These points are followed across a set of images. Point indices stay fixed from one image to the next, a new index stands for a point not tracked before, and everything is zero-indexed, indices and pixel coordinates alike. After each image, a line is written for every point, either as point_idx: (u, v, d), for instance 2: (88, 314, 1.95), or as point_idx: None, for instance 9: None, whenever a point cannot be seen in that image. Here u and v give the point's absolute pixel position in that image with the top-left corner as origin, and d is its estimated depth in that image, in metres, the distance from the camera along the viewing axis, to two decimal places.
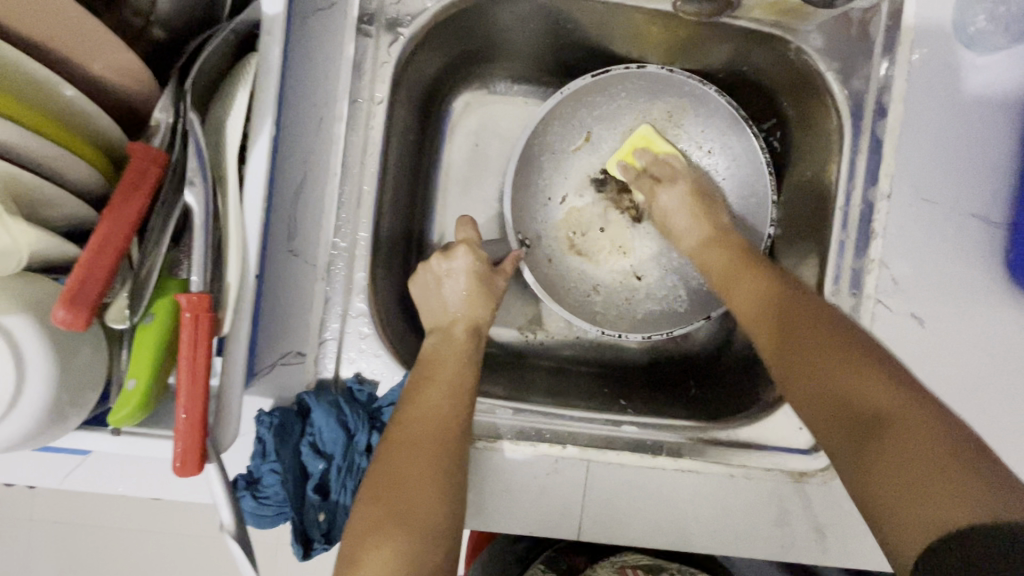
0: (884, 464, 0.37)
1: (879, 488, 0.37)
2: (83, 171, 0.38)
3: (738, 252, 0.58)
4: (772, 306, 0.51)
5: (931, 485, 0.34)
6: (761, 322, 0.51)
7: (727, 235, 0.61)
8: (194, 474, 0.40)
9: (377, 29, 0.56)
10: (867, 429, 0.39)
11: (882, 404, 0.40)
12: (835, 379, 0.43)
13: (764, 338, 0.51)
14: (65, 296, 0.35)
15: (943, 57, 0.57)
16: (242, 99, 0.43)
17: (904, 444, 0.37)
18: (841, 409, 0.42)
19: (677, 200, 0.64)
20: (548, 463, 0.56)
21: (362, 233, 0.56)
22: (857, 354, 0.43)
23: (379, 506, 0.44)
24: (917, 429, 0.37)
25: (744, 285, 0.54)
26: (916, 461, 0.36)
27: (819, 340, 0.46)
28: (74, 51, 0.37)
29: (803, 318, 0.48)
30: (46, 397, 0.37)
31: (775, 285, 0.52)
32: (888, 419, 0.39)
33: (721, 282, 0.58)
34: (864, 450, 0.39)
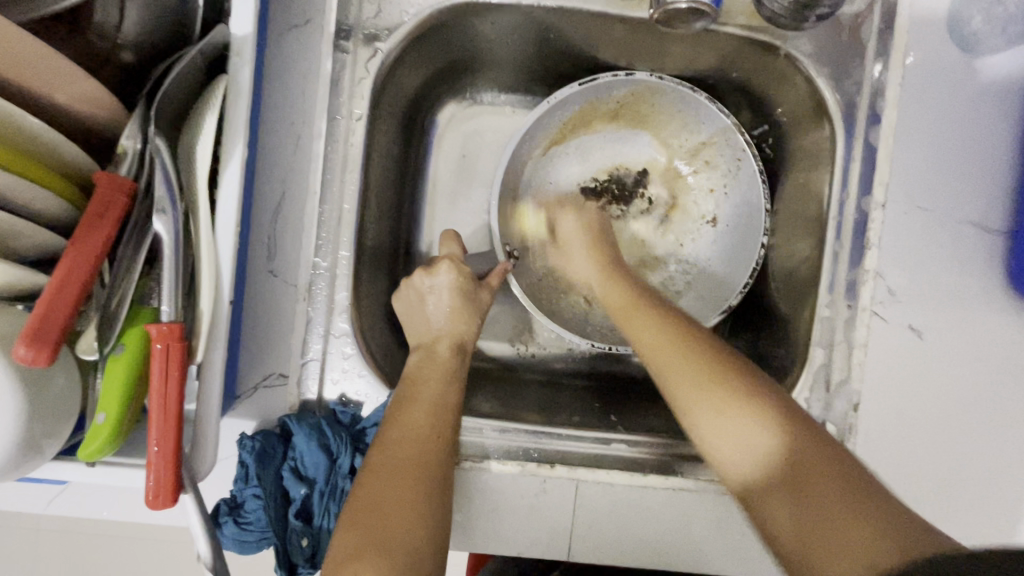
0: (821, 516, 0.39)
1: (814, 539, 0.39)
2: (49, 201, 0.38)
3: (639, 289, 0.58)
4: (682, 350, 0.49)
5: (856, 518, 0.38)
6: (656, 359, 0.50)
7: (621, 271, 0.61)
8: (167, 506, 0.39)
9: (354, 44, 0.54)
10: (807, 485, 0.41)
11: (816, 467, 0.41)
12: (751, 427, 0.44)
13: (671, 371, 0.49)
14: (27, 332, 0.34)
15: (937, 60, 0.55)
16: (211, 123, 0.42)
17: (829, 494, 0.40)
18: (789, 465, 0.42)
19: (574, 227, 0.65)
20: (537, 483, 0.55)
21: (342, 252, 0.54)
22: (768, 393, 0.46)
23: (360, 530, 0.43)
24: (836, 470, 0.41)
25: (645, 324, 0.52)
26: (841, 496, 0.39)
27: (727, 396, 0.46)
28: (32, 80, 0.36)
29: (718, 359, 0.48)
30: (17, 431, 0.37)
31: (693, 335, 0.51)
32: (818, 483, 0.40)
33: (647, 354, 0.51)
34: (789, 503, 0.41)
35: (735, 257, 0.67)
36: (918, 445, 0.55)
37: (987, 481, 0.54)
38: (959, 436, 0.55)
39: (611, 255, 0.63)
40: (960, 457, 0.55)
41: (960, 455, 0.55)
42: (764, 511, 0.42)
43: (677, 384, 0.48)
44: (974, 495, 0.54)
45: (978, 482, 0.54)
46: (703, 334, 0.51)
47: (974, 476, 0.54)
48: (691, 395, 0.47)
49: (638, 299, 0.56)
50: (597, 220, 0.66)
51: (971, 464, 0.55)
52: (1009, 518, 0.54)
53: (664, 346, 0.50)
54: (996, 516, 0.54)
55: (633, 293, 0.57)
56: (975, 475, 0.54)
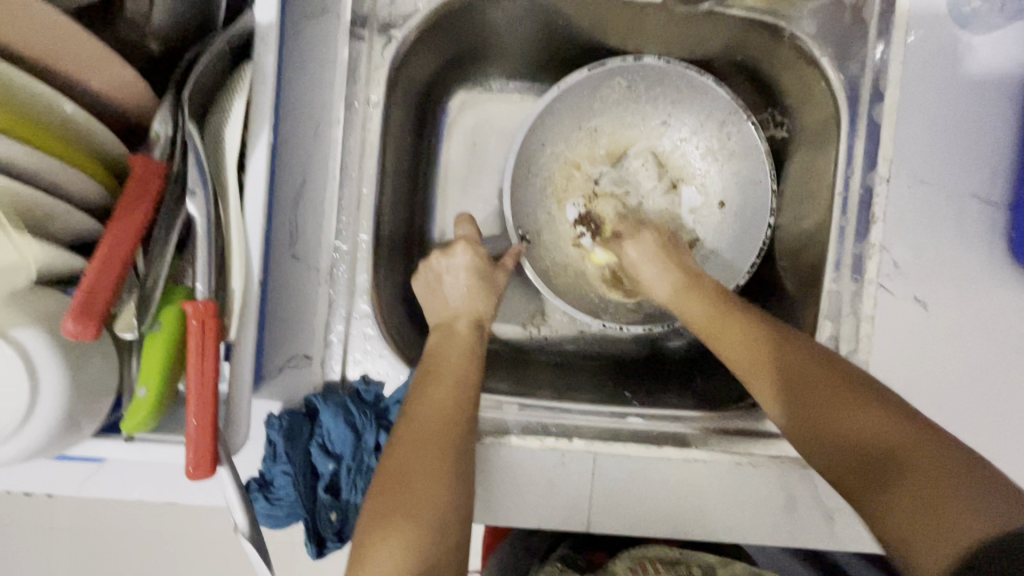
0: (916, 498, 0.39)
1: (918, 527, 0.39)
2: (86, 185, 0.39)
3: (690, 270, 0.60)
4: (772, 356, 0.50)
5: (939, 494, 0.39)
6: (756, 380, 0.51)
7: (705, 279, 0.58)
8: (207, 477, 0.41)
9: (370, 32, 0.56)
10: (893, 476, 0.41)
11: (919, 464, 0.40)
12: (837, 420, 0.45)
13: (761, 380, 0.50)
14: (74, 308, 0.35)
15: (937, 38, 0.57)
16: (239, 107, 0.43)
17: (913, 473, 0.40)
18: (879, 458, 0.43)
19: (637, 256, 0.62)
20: (555, 457, 0.56)
21: (363, 235, 0.56)
22: (826, 371, 0.48)
23: (385, 498, 0.45)
24: (913, 446, 0.42)
25: (737, 337, 0.52)
26: (920, 467, 0.40)
27: (788, 369, 0.49)
28: (69, 66, 0.37)
29: (821, 368, 0.48)
30: (60, 408, 0.38)
31: (757, 325, 0.52)
32: (915, 468, 0.40)
33: (707, 333, 0.55)
34: (873, 483, 0.42)
35: (743, 237, 0.69)
36: (928, 414, 0.56)
37: (993, 447, 0.56)
38: (965, 404, 0.56)
39: (683, 258, 0.61)
40: (968, 425, 0.56)
41: (967, 424, 0.56)
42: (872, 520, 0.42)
43: (777, 398, 0.49)
44: (979, 458, 0.56)
45: (986, 447, 0.56)
46: (798, 342, 0.51)
47: (979, 443, 0.56)
48: (773, 399, 0.50)
49: (730, 311, 0.54)
50: (663, 240, 0.63)
51: (978, 432, 0.56)
52: (1014, 482, 0.56)
53: (764, 366, 0.50)
54: (1002, 481, 0.56)
55: (703, 297, 0.56)
56: (982, 441, 0.56)
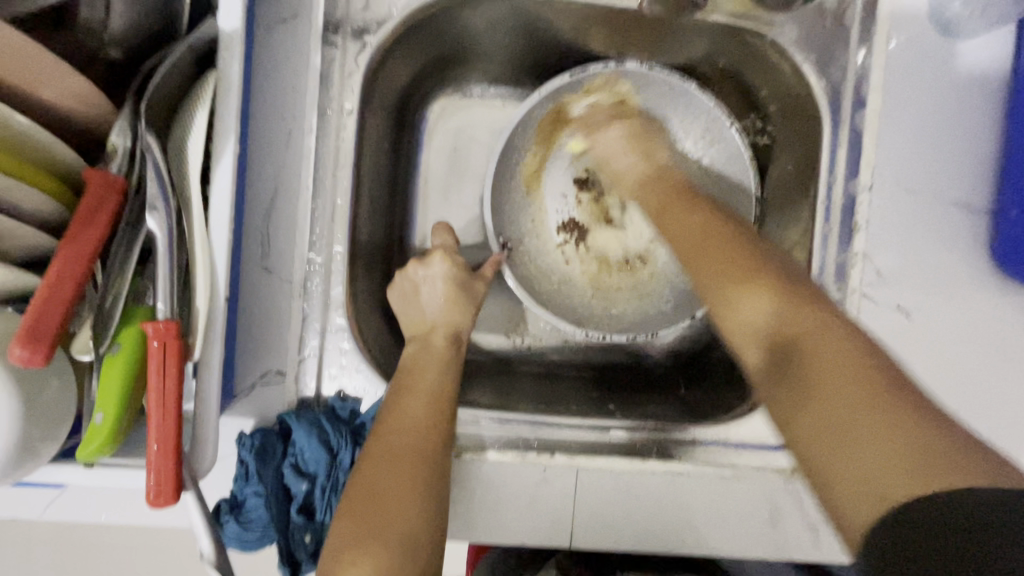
0: (834, 414, 0.35)
1: (830, 445, 0.35)
2: (39, 201, 0.37)
3: (681, 184, 0.59)
4: (710, 234, 0.49)
5: (879, 424, 0.33)
6: (692, 262, 0.48)
7: (666, 171, 0.61)
8: (169, 504, 0.39)
9: (343, 38, 0.54)
10: (805, 372, 0.38)
11: (827, 369, 0.37)
12: (779, 313, 0.42)
13: (696, 259, 0.48)
14: (22, 333, 0.34)
15: (919, 46, 0.56)
16: (201, 119, 0.41)
17: (844, 395, 0.35)
18: (796, 352, 0.39)
19: (611, 140, 0.64)
20: (537, 472, 0.55)
21: (338, 246, 0.55)
22: (773, 272, 0.44)
23: (355, 520, 0.43)
24: (848, 357, 0.37)
25: (677, 217, 0.53)
26: (861, 395, 0.35)
27: (735, 255, 0.46)
28: (19, 78, 0.35)
29: (758, 256, 0.46)
30: (13, 436, 0.37)
31: (711, 220, 0.51)
32: (829, 372, 0.37)
33: (656, 213, 0.57)
34: (794, 388, 0.38)
35: None
36: None
37: None
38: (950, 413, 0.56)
39: (652, 148, 0.63)
40: None
41: None
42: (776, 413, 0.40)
43: (708, 284, 0.46)
44: None
45: None
46: (749, 235, 0.49)
47: None
48: (723, 292, 0.45)
49: (681, 196, 0.56)
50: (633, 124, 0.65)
51: None
52: None
53: (702, 239, 0.49)
54: None
55: (658, 182, 0.60)
56: None
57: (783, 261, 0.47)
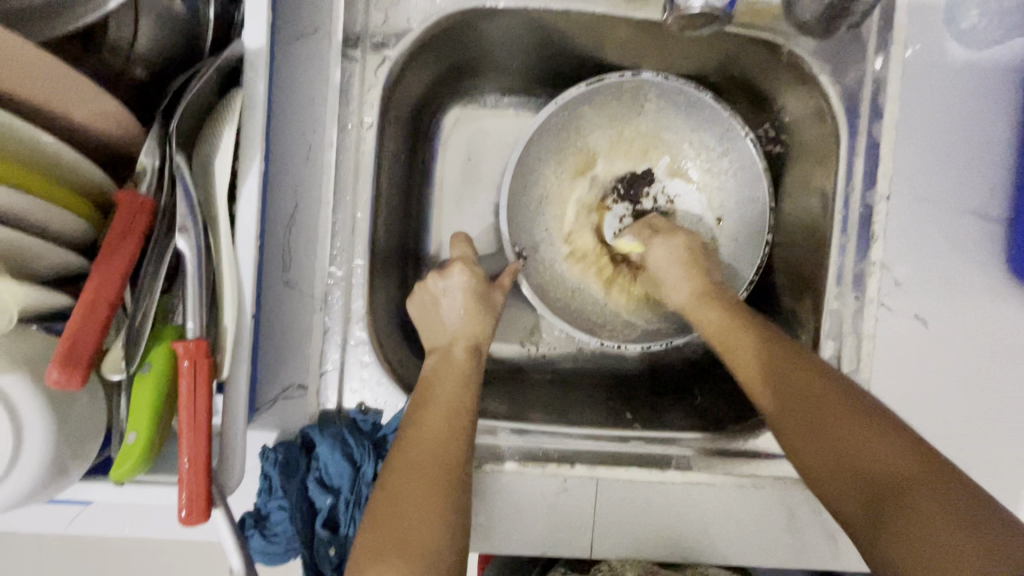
0: (914, 524, 0.40)
1: (913, 558, 0.39)
2: (69, 222, 0.37)
3: (712, 284, 0.61)
4: (771, 365, 0.52)
5: (959, 543, 0.38)
6: (756, 383, 0.52)
7: (717, 289, 0.60)
8: (201, 521, 0.39)
9: (362, 52, 0.55)
10: (888, 504, 0.42)
11: (913, 493, 0.41)
12: (829, 432, 0.46)
13: (755, 378, 0.52)
14: (59, 356, 0.34)
15: (935, 55, 0.57)
16: (229, 138, 0.41)
17: (915, 500, 0.41)
18: (869, 485, 0.44)
19: (666, 255, 0.63)
20: (557, 483, 0.56)
21: (357, 260, 0.55)
22: (835, 394, 0.48)
23: (380, 533, 0.44)
24: (915, 471, 0.42)
25: (739, 337, 0.55)
26: (939, 501, 0.40)
27: (808, 405, 0.48)
28: (49, 101, 0.35)
29: (805, 382, 0.49)
30: (47, 455, 0.37)
31: (774, 351, 0.52)
32: (915, 495, 0.41)
33: (716, 343, 0.57)
34: (877, 519, 0.42)
35: (740, 254, 0.68)
36: (930, 431, 0.56)
37: (990, 468, 0.56)
38: (968, 421, 0.56)
39: (710, 267, 0.63)
40: (970, 442, 0.56)
41: (965, 444, 0.56)
42: (860, 542, 0.43)
43: (780, 417, 0.49)
44: (984, 476, 0.56)
45: (989, 464, 0.56)
46: (792, 351, 0.52)
47: (977, 463, 0.56)
48: (787, 422, 0.49)
49: (739, 319, 0.56)
50: (692, 244, 0.64)
51: (980, 449, 0.56)
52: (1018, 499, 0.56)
53: (762, 373, 0.52)
54: (1005, 498, 0.56)
55: (718, 307, 0.58)
56: (985, 458, 0.56)
57: (813, 360, 0.52)
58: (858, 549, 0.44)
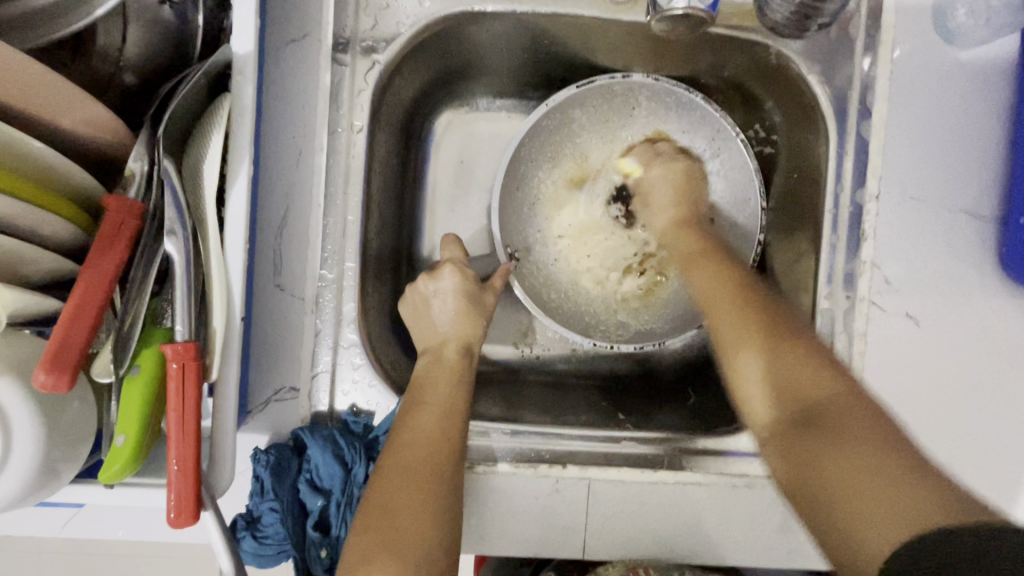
0: (838, 458, 0.40)
1: (835, 482, 0.39)
2: (59, 227, 0.38)
3: (688, 216, 0.64)
4: (736, 293, 0.53)
5: (883, 476, 0.37)
6: (719, 314, 0.52)
7: (697, 222, 0.63)
8: (189, 523, 0.40)
9: (352, 56, 0.55)
10: (820, 426, 0.42)
11: (845, 417, 0.42)
12: (782, 361, 0.47)
13: (714, 308, 0.53)
14: (46, 358, 0.35)
15: (924, 54, 0.57)
16: (216, 142, 0.42)
17: (849, 431, 0.41)
18: (807, 406, 0.44)
19: (662, 175, 0.66)
20: (548, 483, 0.56)
21: (349, 262, 0.55)
22: (792, 333, 0.49)
23: (369, 535, 0.43)
24: (850, 407, 0.43)
25: (707, 277, 0.55)
26: (867, 437, 0.40)
27: (773, 334, 0.49)
28: (39, 108, 0.36)
29: (765, 308, 0.51)
30: (36, 459, 0.37)
31: (740, 283, 0.54)
32: (847, 421, 0.41)
33: (685, 271, 0.58)
34: (807, 440, 0.42)
35: (733, 255, 0.68)
36: (922, 430, 0.56)
37: (983, 468, 0.56)
38: (960, 419, 0.56)
39: (697, 194, 0.65)
40: (963, 441, 0.56)
41: (958, 443, 0.56)
42: (774, 464, 0.45)
43: (741, 342, 0.50)
44: (976, 475, 0.56)
45: (981, 463, 0.56)
46: (760, 287, 0.54)
47: (971, 463, 0.56)
48: (742, 351, 0.49)
49: (710, 252, 0.58)
50: (689, 169, 0.66)
51: (973, 448, 0.56)
52: (1012, 499, 0.55)
53: (730, 302, 0.52)
54: (999, 496, 0.55)
55: (697, 239, 0.60)
56: (977, 457, 0.56)
57: (780, 301, 0.53)
58: (775, 473, 0.45)
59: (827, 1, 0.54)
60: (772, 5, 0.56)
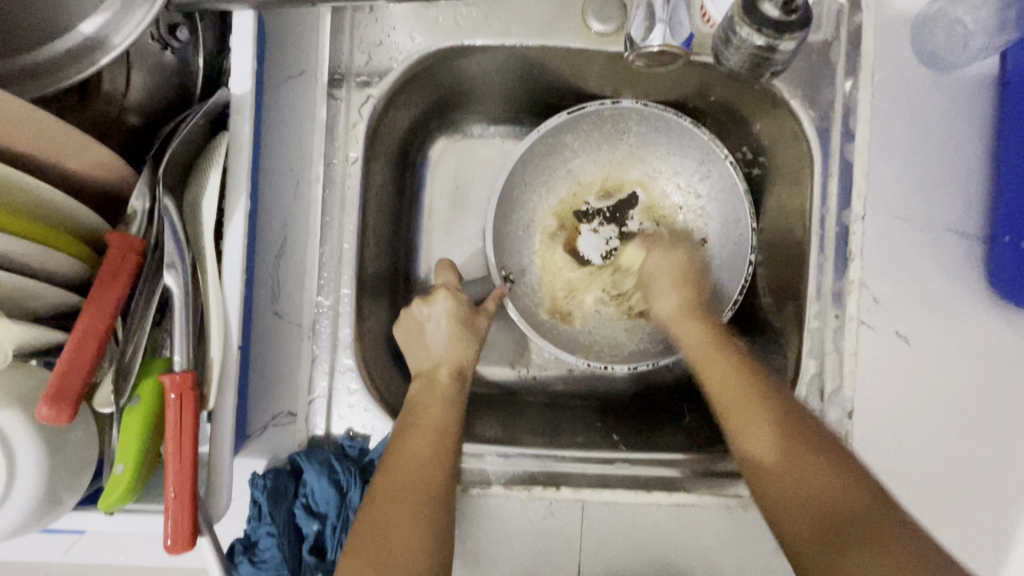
0: (861, 556, 0.42)
1: None
2: (62, 263, 0.39)
3: (714, 327, 0.59)
4: (748, 394, 0.52)
5: (892, 574, 0.40)
6: (732, 414, 0.52)
7: (704, 309, 0.61)
8: (185, 550, 0.41)
9: (347, 90, 0.57)
10: (842, 534, 0.44)
11: (866, 527, 0.43)
12: (804, 466, 0.47)
13: (733, 416, 0.52)
14: (48, 392, 0.36)
15: (903, 77, 0.58)
16: (214, 179, 0.44)
17: (864, 535, 0.43)
18: (828, 515, 0.45)
19: (659, 264, 0.65)
20: (543, 506, 0.56)
21: (345, 289, 0.56)
22: (806, 429, 0.49)
23: (360, 557, 0.44)
24: (866, 508, 0.44)
25: (720, 372, 0.55)
26: (882, 538, 0.42)
27: (801, 450, 0.48)
28: (43, 150, 0.38)
29: (776, 408, 0.51)
30: (39, 488, 0.38)
31: (751, 372, 0.53)
32: (870, 530, 0.43)
33: (695, 364, 0.57)
34: (831, 546, 0.44)
35: (725, 275, 0.69)
36: (916, 448, 0.56)
37: (980, 485, 0.56)
38: (955, 436, 0.56)
39: (700, 283, 0.63)
40: (959, 458, 0.56)
41: (954, 460, 0.56)
42: (788, 540, 0.46)
43: (731, 415, 0.52)
44: (974, 493, 0.55)
45: (978, 480, 0.56)
46: (776, 386, 0.53)
47: (966, 483, 0.56)
48: (745, 429, 0.51)
49: (718, 339, 0.57)
50: (688, 257, 0.65)
51: (969, 465, 0.56)
52: (1010, 516, 0.55)
53: (745, 406, 0.52)
54: (995, 513, 0.55)
55: (702, 324, 0.59)
56: (974, 474, 0.56)
57: (787, 394, 0.53)
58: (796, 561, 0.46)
59: (779, 50, 0.52)
60: (728, 52, 0.55)
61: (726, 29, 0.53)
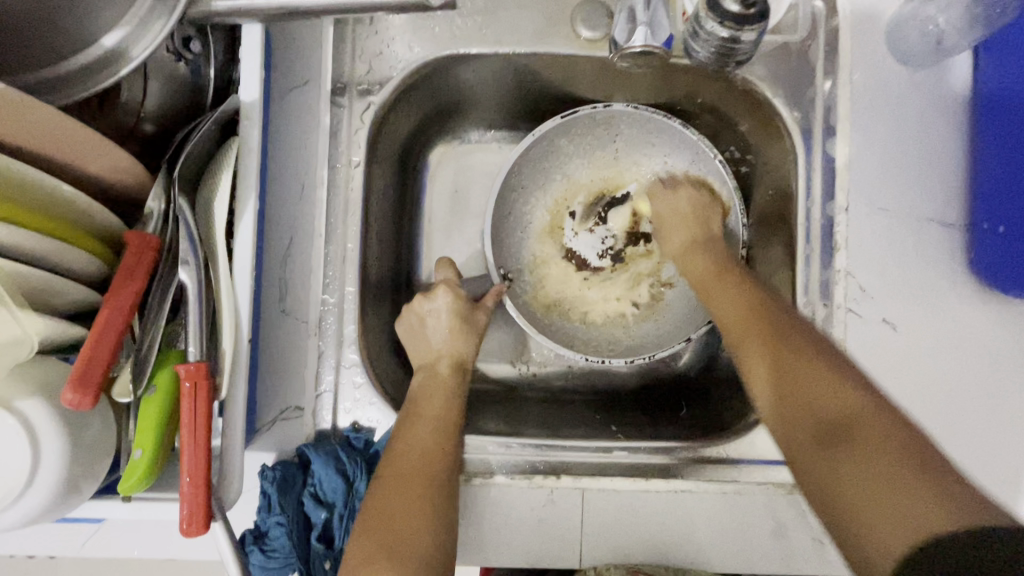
0: (856, 473, 0.41)
1: (852, 499, 0.41)
2: (83, 260, 0.42)
3: (721, 261, 0.61)
4: (754, 313, 0.54)
5: (882, 488, 0.39)
6: (739, 343, 0.53)
7: (709, 246, 0.63)
8: (200, 533, 0.43)
9: (349, 99, 0.60)
10: (837, 441, 0.44)
11: (868, 425, 0.43)
12: (795, 382, 0.48)
13: (738, 335, 0.54)
14: (73, 378, 0.38)
15: (880, 75, 0.61)
16: (225, 181, 0.47)
17: (864, 439, 0.42)
18: (818, 421, 0.45)
19: (668, 207, 0.68)
20: (544, 494, 0.58)
21: (349, 287, 0.59)
22: (806, 340, 0.50)
23: (371, 538, 0.46)
24: (878, 423, 0.43)
25: (725, 296, 0.57)
26: (884, 449, 0.41)
27: (802, 363, 0.48)
28: (67, 156, 0.40)
29: (767, 322, 0.52)
30: (61, 475, 0.40)
31: (760, 313, 0.54)
32: (868, 430, 0.42)
33: (704, 293, 0.60)
34: (833, 450, 0.43)
35: None
36: None
37: (972, 467, 0.57)
38: (944, 419, 0.57)
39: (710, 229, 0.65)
40: (949, 441, 0.57)
41: (945, 443, 0.57)
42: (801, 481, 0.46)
43: (753, 366, 0.52)
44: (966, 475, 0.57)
45: (970, 462, 0.57)
46: (774, 303, 0.55)
47: (958, 463, 0.57)
48: (753, 365, 0.52)
49: (722, 275, 0.59)
50: (698, 197, 0.67)
51: (959, 448, 0.57)
52: (1004, 497, 0.56)
53: (746, 324, 0.54)
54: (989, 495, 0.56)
55: (707, 256, 0.62)
56: (964, 456, 0.57)
57: (792, 311, 0.54)
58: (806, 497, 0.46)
59: (741, 41, 0.55)
60: (694, 46, 0.58)
61: (693, 23, 0.56)
